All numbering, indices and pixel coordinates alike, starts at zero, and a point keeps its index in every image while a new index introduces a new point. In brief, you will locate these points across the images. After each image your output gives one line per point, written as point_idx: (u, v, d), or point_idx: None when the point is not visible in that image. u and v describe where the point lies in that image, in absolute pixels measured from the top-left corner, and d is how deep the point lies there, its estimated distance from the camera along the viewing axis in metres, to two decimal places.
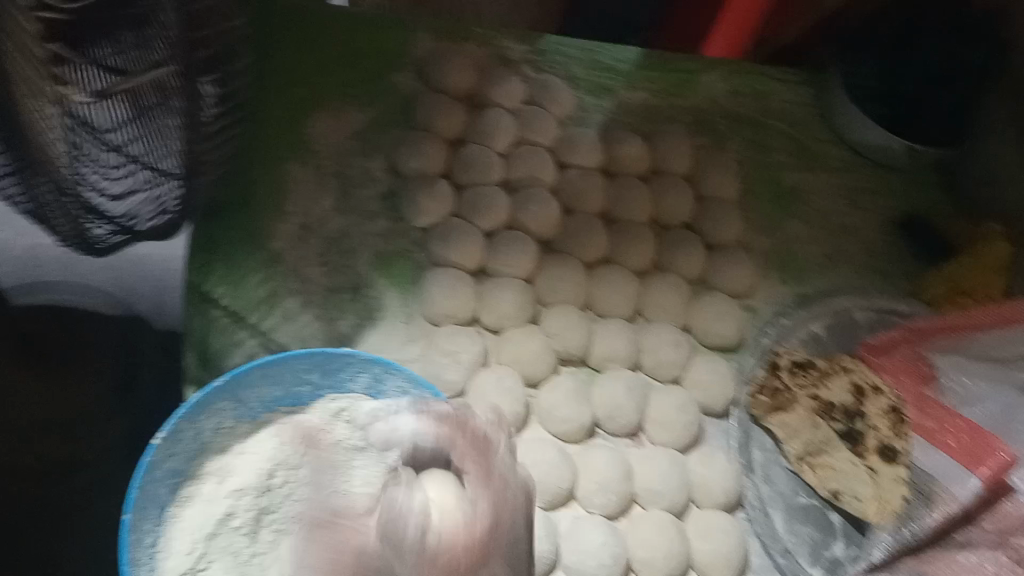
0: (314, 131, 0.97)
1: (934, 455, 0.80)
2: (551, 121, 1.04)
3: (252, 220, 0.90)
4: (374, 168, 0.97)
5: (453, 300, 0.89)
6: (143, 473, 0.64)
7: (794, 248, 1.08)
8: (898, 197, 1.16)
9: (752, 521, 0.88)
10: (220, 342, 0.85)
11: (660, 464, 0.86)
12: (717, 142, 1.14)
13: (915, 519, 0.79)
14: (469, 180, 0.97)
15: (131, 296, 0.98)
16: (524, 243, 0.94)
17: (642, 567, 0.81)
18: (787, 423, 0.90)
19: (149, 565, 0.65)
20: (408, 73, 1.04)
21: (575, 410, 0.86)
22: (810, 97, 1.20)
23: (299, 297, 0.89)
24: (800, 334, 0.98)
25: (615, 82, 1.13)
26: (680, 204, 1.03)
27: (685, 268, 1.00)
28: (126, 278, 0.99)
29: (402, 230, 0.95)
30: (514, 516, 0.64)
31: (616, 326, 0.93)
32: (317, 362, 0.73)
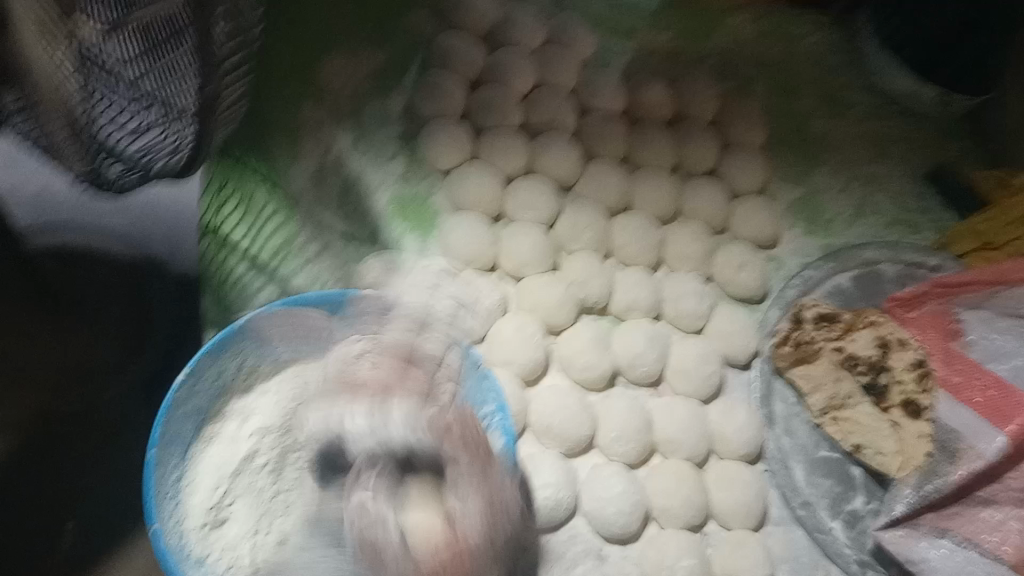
0: (329, 67, 0.94)
1: (958, 409, 0.77)
2: (573, 61, 1.00)
3: (269, 159, 0.88)
4: (392, 106, 0.96)
5: (473, 244, 0.87)
6: (166, 411, 0.64)
7: (822, 198, 1.04)
8: (931, 146, 1.12)
9: (774, 473, 0.87)
10: (234, 287, 0.87)
11: (680, 414, 0.85)
12: (744, 87, 1.10)
13: (939, 474, 0.77)
14: (489, 123, 0.95)
15: (144, 242, 0.87)
16: (544, 187, 0.91)
17: (662, 515, 0.80)
18: (811, 374, 0.89)
19: (173, 499, 0.65)
20: (426, 12, 1.01)
21: (596, 358, 0.84)
22: (843, 41, 1.16)
23: (319, 242, 0.89)
24: (826, 287, 0.97)
25: (638, 24, 1.09)
26: (705, 149, 1.00)
27: (709, 216, 0.97)
28: (141, 223, 0.88)
29: (418, 174, 0.93)
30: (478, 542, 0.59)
31: (636, 273, 0.91)
32: (332, 303, 0.72)
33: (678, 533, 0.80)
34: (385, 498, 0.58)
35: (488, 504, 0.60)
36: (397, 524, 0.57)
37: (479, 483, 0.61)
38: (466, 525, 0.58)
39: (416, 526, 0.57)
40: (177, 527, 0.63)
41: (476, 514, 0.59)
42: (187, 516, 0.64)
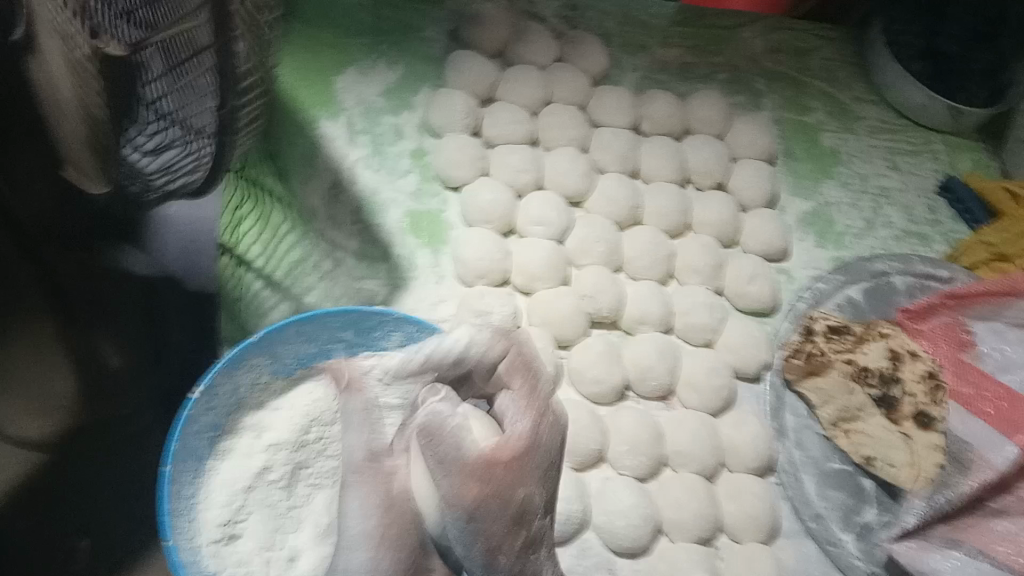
0: (344, 87, 0.96)
1: (968, 421, 0.80)
2: (583, 78, 1.02)
3: (286, 180, 0.91)
4: (403, 124, 0.96)
5: (483, 259, 0.87)
6: (183, 426, 0.64)
7: (832, 210, 1.05)
8: (939, 159, 1.12)
9: (784, 486, 0.86)
10: (252, 304, 0.89)
11: (692, 426, 0.85)
12: (753, 100, 1.11)
13: (949, 486, 0.78)
14: (500, 138, 0.96)
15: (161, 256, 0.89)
16: (555, 202, 0.93)
17: (673, 527, 0.81)
18: (821, 388, 0.88)
19: (187, 516, 0.65)
20: (440, 31, 1.02)
21: (606, 371, 0.85)
22: (854, 55, 1.19)
23: (330, 260, 0.89)
24: (837, 299, 0.96)
25: (649, 40, 1.11)
26: (713, 164, 1.01)
27: (719, 228, 0.98)
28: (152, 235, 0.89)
29: (433, 189, 0.93)
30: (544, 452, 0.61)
31: (647, 287, 0.92)
32: (349, 319, 0.73)
33: (689, 546, 0.80)
34: (448, 404, 0.61)
35: (534, 405, 0.63)
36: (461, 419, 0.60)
37: (529, 405, 0.63)
38: (514, 435, 0.60)
39: (477, 434, 0.60)
40: (192, 543, 0.64)
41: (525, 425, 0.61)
42: (201, 533, 0.65)
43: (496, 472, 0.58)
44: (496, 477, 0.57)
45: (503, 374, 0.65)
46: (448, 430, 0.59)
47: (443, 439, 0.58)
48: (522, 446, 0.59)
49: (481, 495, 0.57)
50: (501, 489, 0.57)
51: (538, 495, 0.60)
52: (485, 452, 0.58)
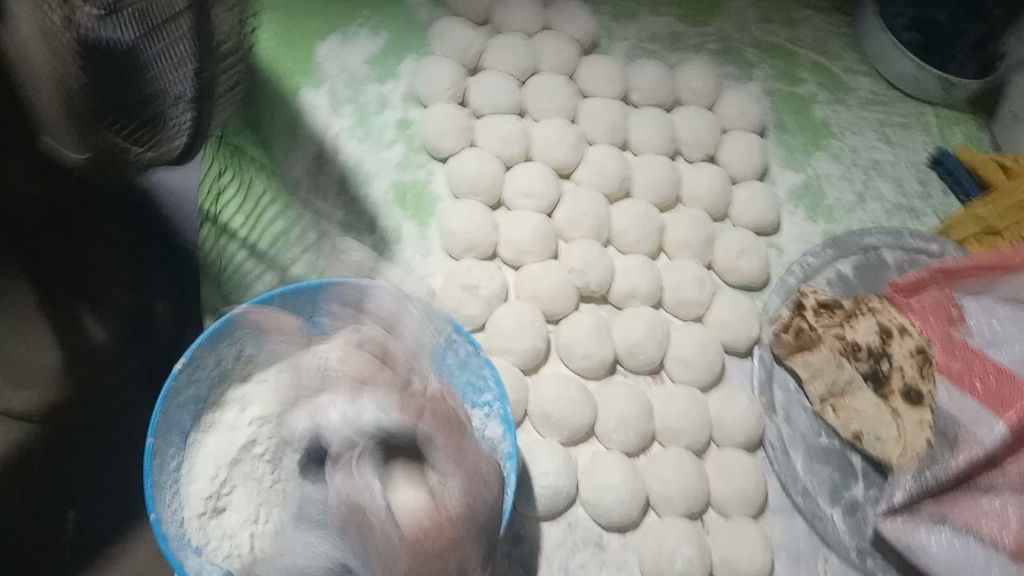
0: (326, 54, 0.93)
1: (959, 398, 0.77)
2: (571, 46, 1.00)
3: (268, 149, 0.88)
4: (388, 92, 0.93)
5: (471, 231, 0.85)
6: (167, 399, 0.63)
7: (824, 184, 1.04)
8: (932, 130, 1.11)
9: (772, 461, 0.86)
10: (235, 274, 0.83)
11: (681, 402, 0.84)
12: (744, 70, 1.09)
13: (937, 462, 0.77)
14: (487, 107, 0.93)
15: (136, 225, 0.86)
16: (543, 172, 0.90)
17: (661, 503, 0.80)
18: (810, 362, 0.88)
19: (172, 490, 0.64)
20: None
21: (595, 346, 0.84)
22: (846, 26, 1.17)
23: (315, 231, 0.85)
24: (827, 274, 0.95)
25: (639, 8, 1.09)
26: (704, 136, 0.99)
27: (710, 202, 0.96)
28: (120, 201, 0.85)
29: (419, 160, 0.91)
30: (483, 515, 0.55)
31: (637, 261, 0.90)
32: (334, 292, 0.71)
33: (678, 520, 0.79)
34: (367, 468, 0.54)
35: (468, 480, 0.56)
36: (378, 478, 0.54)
37: (461, 462, 0.57)
38: (447, 504, 0.53)
39: (401, 500, 0.52)
40: (177, 517, 0.63)
41: (459, 493, 0.54)
42: (187, 507, 0.64)
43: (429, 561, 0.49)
44: (429, 533, 0.50)
45: (428, 422, 0.59)
46: (367, 510, 0.51)
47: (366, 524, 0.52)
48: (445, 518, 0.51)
49: (420, 557, 0.49)
50: (440, 557, 0.49)
51: (473, 559, 0.52)
52: (418, 522, 0.50)
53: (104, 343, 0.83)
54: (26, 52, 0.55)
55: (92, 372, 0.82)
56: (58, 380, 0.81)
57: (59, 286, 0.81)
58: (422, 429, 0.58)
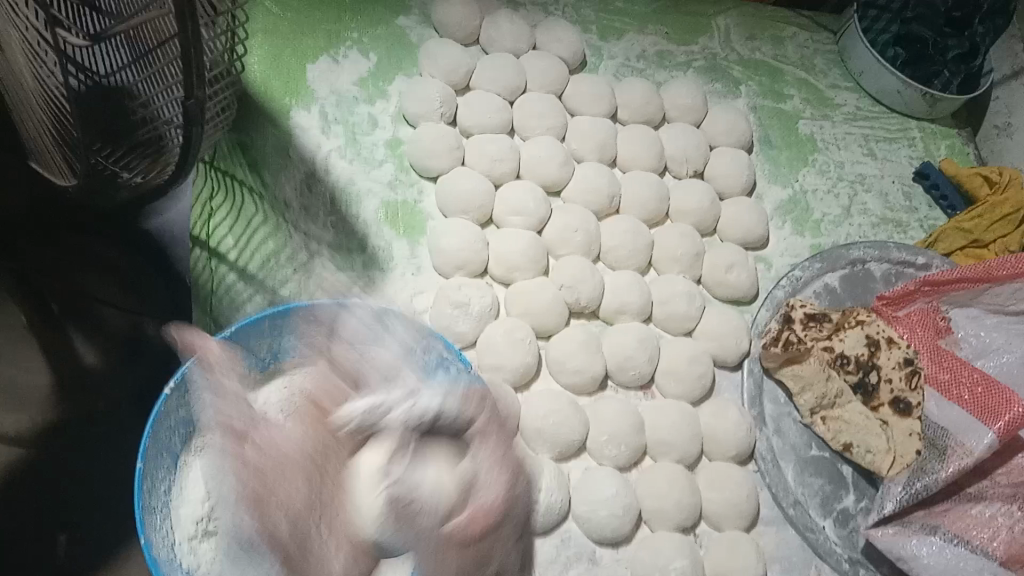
0: (317, 76, 0.94)
1: (946, 406, 0.80)
2: (558, 65, 1.01)
3: (259, 172, 0.89)
4: (378, 113, 0.95)
5: (463, 249, 0.86)
6: (156, 421, 0.63)
7: (810, 198, 1.05)
8: (915, 144, 1.13)
9: (763, 474, 0.86)
10: (224, 296, 0.84)
11: (672, 415, 0.85)
12: (730, 87, 1.10)
13: (927, 472, 0.78)
14: (477, 127, 0.95)
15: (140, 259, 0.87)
16: (532, 190, 0.91)
17: (654, 517, 0.80)
18: (800, 374, 0.87)
19: (162, 513, 0.64)
20: (415, 18, 1.01)
21: (586, 361, 0.84)
22: (830, 43, 1.19)
23: (305, 251, 0.86)
24: (815, 287, 0.96)
25: (626, 27, 1.11)
26: (691, 152, 1.01)
27: (698, 217, 0.98)
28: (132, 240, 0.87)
29: (409, 179, 0.92)
30: (517, 488, 0.68)
31: (626, 276, 0.91)
32: (326, 312, 0.71)
33: (671, 534, 0.80)
34: (416, 466, 0.64)
35: (507, 468, 0.66)
36: (430, 482, 0.63)
37: (499, 461, 0.66)
38: (486, 501, 0.64)
39: (436, 488, 0.63)
40: (167, 540, 0.62)
41: (497, 492, 0.64)
42: (176, 531, 0.64)
43: (469, 546, 0.63)
44: (478, 523, 0.63)
45: (475, 433, 0.66)
46: (414, 504, 0.62)
47: (415, 512, 0.62)
48: (492, 516, 0.63)
49: (463, 549, 0.63)
50: (486, 529, 0.64)
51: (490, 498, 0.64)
52: (465, 519, 0.63)
53: (94, 363, 0.82)
54: (22, 68, 0.58)
55: (84, 391, 0.81)
56: (51, 402, 0.81)
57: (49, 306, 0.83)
58: (466, 429, 0.67)
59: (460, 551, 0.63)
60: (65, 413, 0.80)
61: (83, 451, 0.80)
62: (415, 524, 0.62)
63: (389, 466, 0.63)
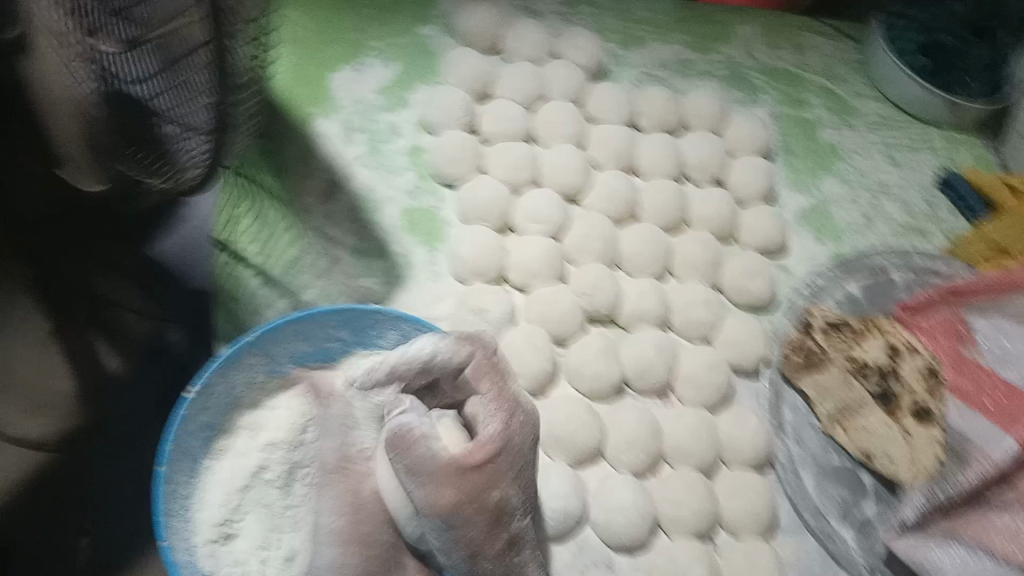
0: (340, 84, 0.95)
1: (971, 415, 0.78)
2: (579, 74, 1.02)
3: (281, 178, 0.89)
4: (400, 121, 0.96)
5: (481, 257, 0.87)
6: (178, 425, 0.64)
7: (831, 205, 1.05)
8: (938, 152, 1.12)
9: (782, 482, 0.87)
10: (249, 304, 0.84)
11: (690, 423, 0.85)
12: (751, 95, 1.11)
13: (949, 479, 0.77)
14: (497, 135, 0.95)
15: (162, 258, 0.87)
16: (550, 197, 0.92)
17: (671, 525, 0.80)
18: (821, 382, 0.89)
19: (182, 517, 0.65)
20: (437, 28, 1.03)
21: (604, 367, 0.85)
22: (852, 52, 1.19)
23: (325, 257, 0.87)
24: (835, 295, 0.96)
25: (647, 36, 1.11)
26: (710, 159, 1.01)
27: (717, 224, 0.97)
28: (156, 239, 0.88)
29: (429, 187, 0.93)
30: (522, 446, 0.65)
31: (645, 283, 0.91)
32: (344, 316, 0.73)
33: (687, 541, 0.80)
34: (420, 413, 0.64)
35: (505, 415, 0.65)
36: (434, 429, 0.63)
37: (501, 404, 0.66)
38: (484, 434, 0.63)
39: (445, 439, 0.63)
40: (186, 544, 0.63)
41: (496, 424, 0.64)
42: (195, 534, 0.65)
43: (470, 474, 0.60)
44: (477, 454, 0.61)
45: (469, 377, 0.67)
46: (419, 442, 0.61)
47: (415, 450, 0.61)
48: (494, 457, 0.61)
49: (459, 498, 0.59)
50: (487, 466, 0.61)
51: (515, 496, 0.63)
52: (457, 459, 0.60)
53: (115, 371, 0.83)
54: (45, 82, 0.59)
55: (106, 399, 0.82)
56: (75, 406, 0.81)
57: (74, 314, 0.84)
58: (463, 376, 0.68)
59: (457, 478, 0.60)
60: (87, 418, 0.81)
61: (105, 458, 0.80)
62: (414, 461, 0.61)
63: (393, 414, 0.64)
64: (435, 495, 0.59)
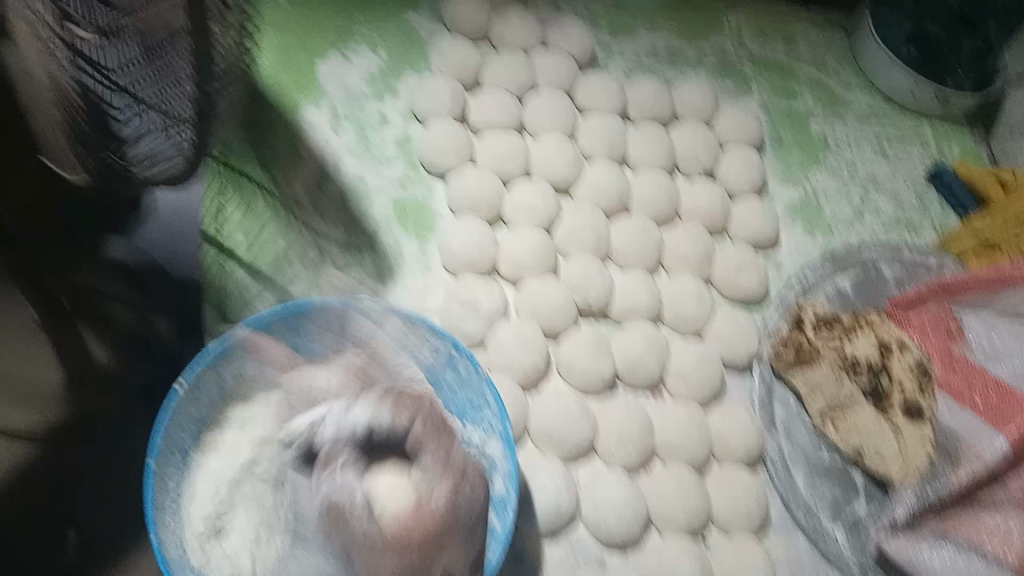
0: (326, 71, 0.93)
1: (959, 412, 0.78)
2: (569, 62, 1.00)
3: (268, 168, 0.87)
4: (387, 110, 0.93)
5: (472, 250, 0.85)
6: (167, 419, 0.62)
7: (822, 198, 1.04)
8: (928, 144, 1.12)
9: (773, 478, 0.86)
10: (238, 297, 0.83)
11: (681, 419, 0.84)
12: (741, 86, 1.09)
13: (938, 478, 0.77)
14: (487, 125, 0.93)
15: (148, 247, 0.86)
16: (541, 190, 0.90)
17: (663, 521, 0.80)
18: (810, 378, 0.88)
19: (171, 510, 0.63)
20: (424, 14, 1.00)
21: (595, 362, 0.84)
22: (842, 42, 1.18)
23: (315, 249, 0.85)
24: (825, 289, 0.95)
25: (637, 24, 1.10)
26: (701, 151, 1.00)
27: (708, 217, 0.97)
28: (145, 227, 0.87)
29: (418, 177, 0.91)
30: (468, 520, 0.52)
31: (636, 276, 0.90)
32: (337, 310, 0.71)
33: (679, 538, 0.79)
34: (353, 471, 0.52)
35: (454, 477, 0.54)
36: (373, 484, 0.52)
37: (445, 465, 0.54)
38: (432, 500, 0.51)
39: (384, 495, 0.51)
40: (177, 539, 0.62)
41: (445, 492, 0.52)
42: (186, 530, 0.63)
43: (411, 548, 0.48)
44: (414, 528, 0.49)
45: (414, 438, 0.55)
46: (352, 507, 0.49)
47: (348, 514, 0.49)
48: (435, 521, 0.50)
49: (399, 575, 0.47)
50: (424, 545, 0.49)
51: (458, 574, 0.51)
52: (403, 518, 0.49)
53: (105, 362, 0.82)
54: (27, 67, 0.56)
55: (96, 390, 0.81)
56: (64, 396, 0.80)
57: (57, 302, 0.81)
58: (412, 443, 0.56)
59: (389, 554, 0.48)
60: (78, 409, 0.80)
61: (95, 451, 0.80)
62: (345, 529, 0.49)
63: (321, 474, 0.52)
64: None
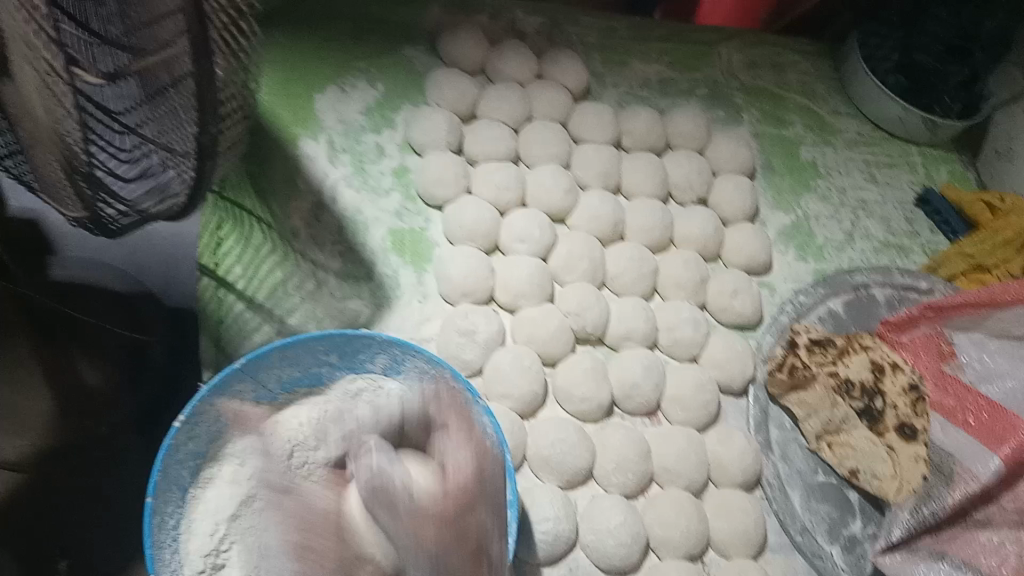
0: (323, 104, 0.93)
1: (953, 431, 0.80)
2: (564, 94, 1.02)
3: (265, 201, 0.89)
4: (385, 142, 0.94)
5: (469, 278, 0.86)
6: (165, 456, 0.62)
7: (813, 223, 1.05)
8: (917, 170, 1.14)
9: (770, 500, 0.87)
10: (235, 325, 0.84)
11: (678, 443, 0.84)
12: (733, 115, 1.11)
13: (934, 497, 0.78)
14: (483, 156, 0.95)
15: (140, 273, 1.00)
16: (538, 218, 0.91)
17: (661, 546, 0.80)
18: (805, 401, 0.89)
19: (171, 547, 0.64)
20: (420, 47, 1.01)
21: (593, 389, 0.84)
22: (830, 71, 1.20)
23: (313, 280, 0.86)
24: (818, 312, 0.97)
25: (629, 56, 1.11)
26: (694, 179, 1.01)
27: (702, 244, 0.98)
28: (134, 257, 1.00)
29: (416, 208, 0.92)
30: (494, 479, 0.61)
31: (631, 302, 0.91)
32: (335, 343, 0.69)
33: (677, 562, 0.79)
34: (384, 455, 0.61)
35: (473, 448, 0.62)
36: (401, 474, 0.58)
37: (467, 446, 0.62)
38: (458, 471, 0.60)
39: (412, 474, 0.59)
40: (177, 574, 0.63)
41: (465, 463, 0.60)
42: (184, 564, 0.64)
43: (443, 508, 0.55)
44: (448, 491, 0.57)
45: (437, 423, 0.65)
46: (387, 483, 0.58)
47: (386, 490, 0.57)
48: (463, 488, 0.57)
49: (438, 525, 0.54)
50: (455, 502, 0.56)
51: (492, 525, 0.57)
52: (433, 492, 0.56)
53: (93, 387, 0.84)
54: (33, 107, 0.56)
55: (79, 419, 0.83)
56: (52, 423, 0.82)
57: (52, 333, 0.84)
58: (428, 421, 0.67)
59: (434, 508, 0.55)
60: (61, 433, 0.83)
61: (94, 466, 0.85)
62: (392, 504, 0.56)
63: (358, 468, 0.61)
64: (408, 527, 0.55)
